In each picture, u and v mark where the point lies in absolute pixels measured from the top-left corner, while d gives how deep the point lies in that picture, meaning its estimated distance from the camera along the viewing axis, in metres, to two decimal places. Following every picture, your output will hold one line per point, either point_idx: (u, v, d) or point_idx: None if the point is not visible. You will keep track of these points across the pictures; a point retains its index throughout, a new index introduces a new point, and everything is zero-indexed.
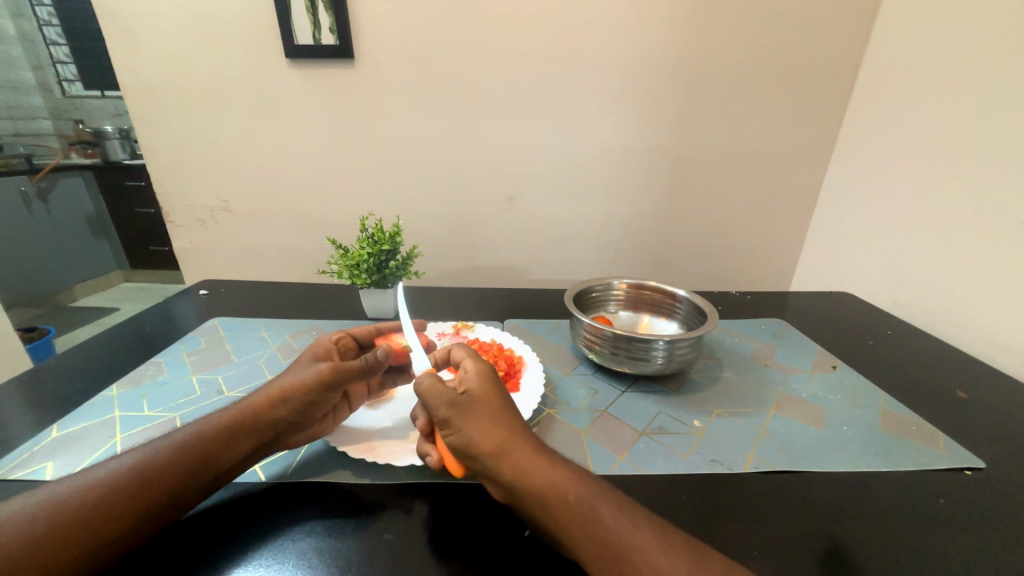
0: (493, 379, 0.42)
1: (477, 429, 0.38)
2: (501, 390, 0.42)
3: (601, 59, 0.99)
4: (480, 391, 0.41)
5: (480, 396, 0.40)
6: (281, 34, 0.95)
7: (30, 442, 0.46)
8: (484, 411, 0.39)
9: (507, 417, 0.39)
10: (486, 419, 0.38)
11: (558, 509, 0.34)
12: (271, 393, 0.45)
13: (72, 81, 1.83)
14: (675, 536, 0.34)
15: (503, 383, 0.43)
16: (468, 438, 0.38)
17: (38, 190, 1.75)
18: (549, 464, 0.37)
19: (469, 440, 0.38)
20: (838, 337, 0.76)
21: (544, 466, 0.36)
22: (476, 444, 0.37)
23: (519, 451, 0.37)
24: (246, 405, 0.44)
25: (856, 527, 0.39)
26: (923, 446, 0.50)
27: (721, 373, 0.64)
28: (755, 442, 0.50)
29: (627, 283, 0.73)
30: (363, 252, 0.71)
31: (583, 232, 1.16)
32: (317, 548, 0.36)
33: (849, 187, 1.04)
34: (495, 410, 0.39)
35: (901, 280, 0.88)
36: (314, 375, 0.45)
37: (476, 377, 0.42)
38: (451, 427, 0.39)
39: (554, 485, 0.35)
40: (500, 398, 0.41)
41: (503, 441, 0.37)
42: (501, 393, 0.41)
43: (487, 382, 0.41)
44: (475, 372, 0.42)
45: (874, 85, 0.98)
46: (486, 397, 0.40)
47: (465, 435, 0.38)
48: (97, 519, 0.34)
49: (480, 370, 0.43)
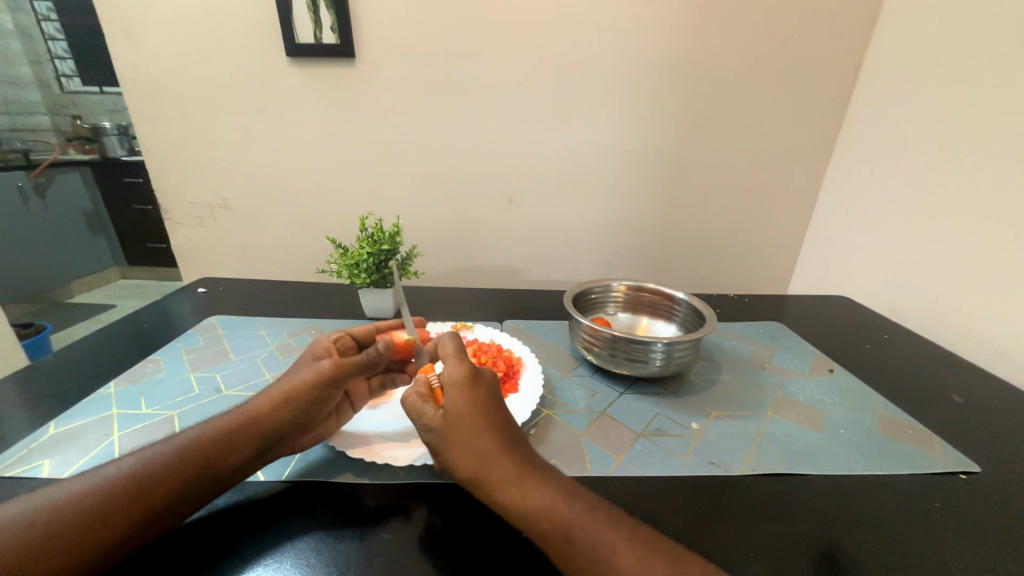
0: (472, 391, 0.41)
1: (454, 451, 0.39)
2: (482, 402, 0.40)
3: (602, 62, 0.99)
4: (458, 406, 0.40)
5: (456, 412, 0.40)
6: (282, 32, 0.95)
7: (27, 439, 0.46)
8: (462, 429, 0.39)
9: (482, 436, 0.38)
10: (461, 441, 0.38)
11: (537, 531, 0.35)
12: (274, 394, 0.45)
13: (70, 78, 1.83)
14: (660, 553, 0.33)
15: (486, 393, 0.41)
16: (447, 461, 0.39)
17: (35, 186, 1.74)
18: (524, 487, 0.36)
19: (450, 463, 0.39)
20: (836, 341, 0.77)
21: (519, 490, 0.36)
22: (455, 469, 0.39)
23: (497, 473, 0.37)
24: (250, 408, 0.44)
25: (851, 531, 0.40)
26: (918, 450, 0.50)
27: (719, 376, 0.64)
28: (753, 445, 0.50)
29: (626, 285, 0.73)
30: (363, 251, 0.71)
31: (583, 233, 1.16)
32: (316, 548, 0.36)
33: (847, 192, 1.05)
34: (473, 426, 0.39)
35: (899, 284, 0.89)
36: (316, 373, 0.46)
37: (455, 389, 0.41)
38: (434, 447, 0.41)
39: (529, 510, 0.35)
40: (481, 412, 0.40)
41: (479, 465, 0.37)
42: (481, 407, 0.40)
43: (465, 393, 0.41)
44: (454, 383, 0.41)
45: (873, 90, 0.98)
46: (462, 414, 0.39)
47: (446, 456, 0.39)
48: (94, 523, 0.34)
49: (460, 381, 0.41)
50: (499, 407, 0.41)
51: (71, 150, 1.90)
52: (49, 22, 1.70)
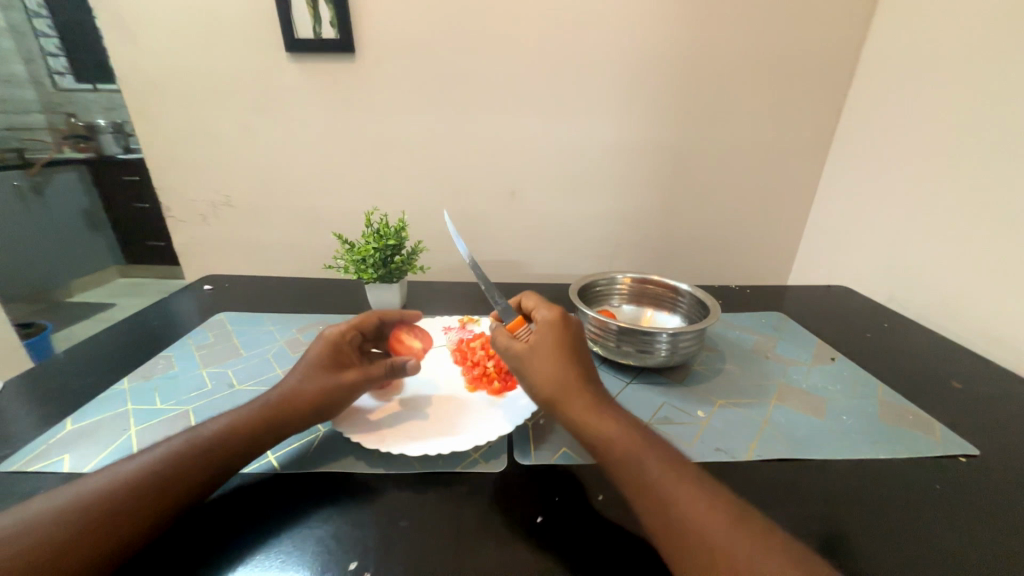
0: (557, 333, 0.46)
1: (537, 379, 0.44)
2: (562, 342, 0.45)
3: (602, 54, 0.99)
4: (543, 343, 0.45)
5: (540, 346, 0.45)
6: (280, 28, 0.95)
7: (46, 435, 0.47)
8: (544, 360, 0.44)
9: (563, 373, 0.43)
10: (544, 373, 0.43)
11: (597, 450, 0.39)
12: (303, 401, 0.46)
13: (63, 74, 1.75)
14: (716, 494, 0.36)
15: (570, 339, 0.46)
16: (531, 385, 0.45)
17: (31, 184, 1.87)
18: (598, 416, 0.41)
19: (533, 388, 0.44)
20: (838, 330, 0.78)
21: (594, 418, 0.41)
22: (537, 394, 0.44)
23: (573, 400, 0.42)
24: (280, 408, 0.45)
25: (856, 512, 0.41)
26: (919, 434, 0.51)
27: (722, 365, 0.65)
28: (757, 431, 0.51)
29: (631, 277, 0.74)
30: (369, 247, 0.71)
31: (586, 226, 1.17)
32: (335, 537, 0.38)
33: (846, 182, 1.05)
34: (554, 358, 0.44)
35: (899, 274, 0.90)
36: (341, 384, 0.47)
37: (543, 330, 0.46)
38: (520, 374, 0.46)
39: (602, 434, 0.40)
40: (561, 353, 0.44)
41: (557, 392, 0.42)
42: (561, 347, 0.45)
43: (549, 333, 0.46)
44: (543, 324, 0.47)
45: (872, 79, 0.98)
46: (548, 349, 0.45)
47: (528, 378, 0.45)
48: (129, 513, 0.35)
49: (551, 322, 0.47)
50: (579, 352, 0.45)
51: (66, 148, 1.92)
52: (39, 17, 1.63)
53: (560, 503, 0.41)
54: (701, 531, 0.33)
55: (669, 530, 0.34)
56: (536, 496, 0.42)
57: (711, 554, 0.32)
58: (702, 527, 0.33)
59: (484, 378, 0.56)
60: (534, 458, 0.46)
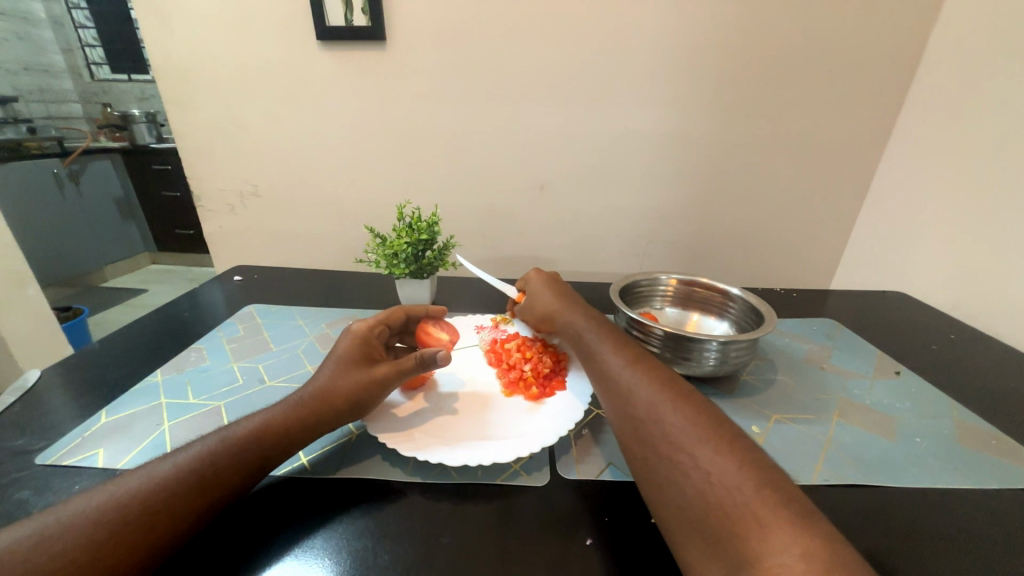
0: (542, 279, 0.63)
1: (528, 307, 0.60)
2: (548, 282, 0.62)
3: (642, 40, 0.94)
4: (533, 287, 0.62)
5: (531, 288, 0.62)
6: (313, 17, 0.93)
7: (81, 427, 0.46)
8: (534, 295, 0.61)
9: (546, 296, 0.59)
10: (535, 300, 0.60)
11: (567, 335, 0.54)
12: (335, 396, 0.44)
13: (99, 65, 2.12)
14: (632, 348, 0.47)
15: (555, 282, 0.62)
16: (525, 314, 0.61)
17: (69, 172, 1.86)
18: (563, 313, 0.56)
19: (527, 316, 0.61)
20: (898, 340, 0.72)
21: (560, 314, 0.56)
22: (530, 318, 0.60)
23: (548, 308, 0.58)
24: (313, 398, 0.43)
25: (948, 552, 0.36)
26: (1005, 462, 0.46)
27: (774, 376, 0.60)
28: (821, 452, 0.47)
29: (677, 278, 0.70)
30: (401, 241, 0.68)
31: (618, 223, 1.12)
32: (374, 551, 0.35)
33: (905, 181, 0.98)
34: (541, 290, 0.61)
35: (967, 282, 0.83)
36: (371, 378, 0.45)
37: (533, 279, 0.64)
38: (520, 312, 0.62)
39: (563, 321, 0.55)
40: (545, 288, 0.61)
41: (542, 309, 0.58)
42: (545, 286, 0.61)
43: (537, 282, 0.63)
44: (531, 277, 0.64)
45: (941, 68, 0.91)
46: (536, 289, 0.62)
47: (525, 310, 0.61)
48: (162, 515, 0.33)
49: (539, 274, 0.65)
50: (561, 285, 0.62)
51: (102, 137, 2.10)
52: (86, 30, 2.04)
53: (610, 525, 0.38)
54: (606, 364, 0.45)
55: (593, 371, 0.47)
56: (585, 517, 0.39)
57: (607, 377, 0.44)
58: (609, 363, 0.45)
59: (522, 383, 0.53)
60: (580, 473, 0.44)
